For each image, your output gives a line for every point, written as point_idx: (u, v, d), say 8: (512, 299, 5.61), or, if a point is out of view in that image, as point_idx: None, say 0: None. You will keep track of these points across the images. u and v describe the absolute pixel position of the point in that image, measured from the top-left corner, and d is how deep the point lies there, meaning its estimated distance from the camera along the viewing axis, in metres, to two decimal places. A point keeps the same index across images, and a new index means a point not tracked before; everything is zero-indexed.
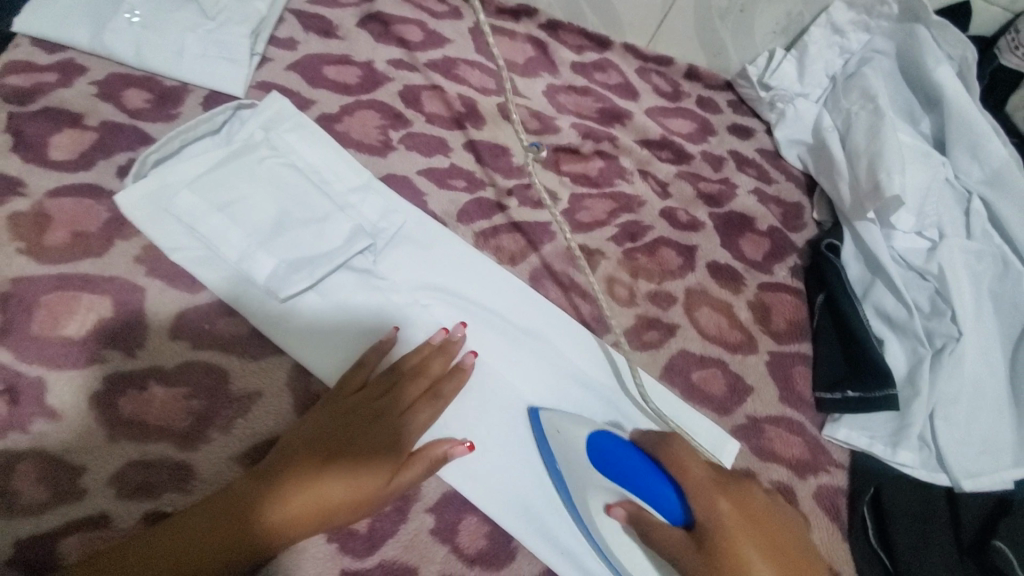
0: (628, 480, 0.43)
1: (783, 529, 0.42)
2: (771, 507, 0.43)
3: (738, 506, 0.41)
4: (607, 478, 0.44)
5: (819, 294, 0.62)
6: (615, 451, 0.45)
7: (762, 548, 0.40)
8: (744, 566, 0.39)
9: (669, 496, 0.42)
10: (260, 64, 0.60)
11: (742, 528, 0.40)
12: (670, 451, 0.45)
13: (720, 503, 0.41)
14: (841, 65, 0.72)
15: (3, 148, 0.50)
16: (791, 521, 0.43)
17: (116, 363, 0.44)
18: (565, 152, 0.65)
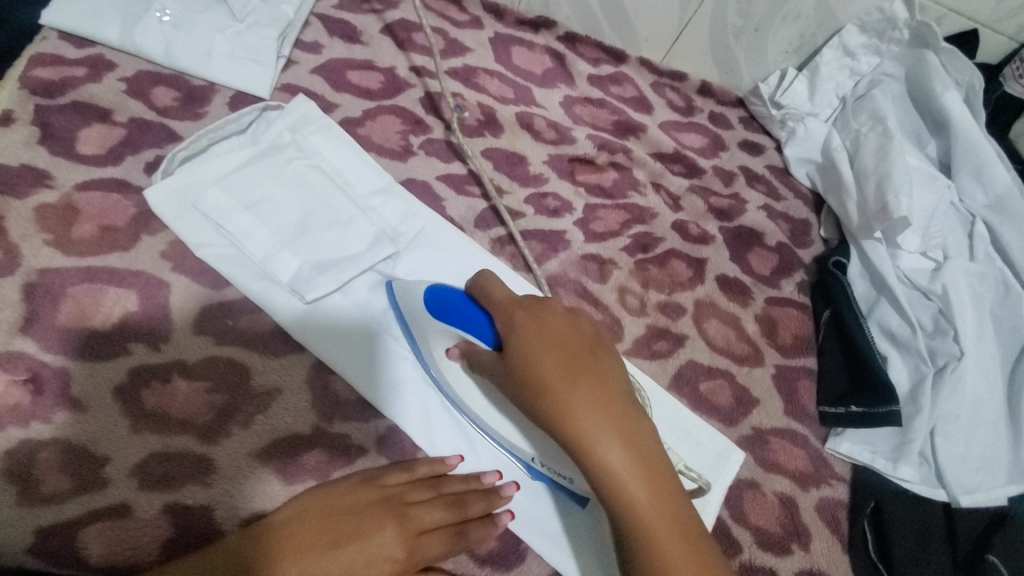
0: (453, 318, 0.45)
1: (580, 333, 0.44)
2: (572, 319, 0.45)
3: (534, 317, 0.44)
4: (438, 322, 0.47)
5: (825, 310, 0.63)
6: (444, 295, 0.46)
7: (552, 349, 0.42)
8: (537, 369, 0.41)
9: (485, 325, 0.45)
10: (285, 66, 0.61)
11: (534, 332, 0.43)
12: (481, 283, 0.47)
13: (519, 316, 0.44)
14: (851, 86, 0.74)
15: (31, 140, 0.50)
16: (595, 331, 0.45)
17: (141, 356, 0.45)
18: (580, 162, 0.66)
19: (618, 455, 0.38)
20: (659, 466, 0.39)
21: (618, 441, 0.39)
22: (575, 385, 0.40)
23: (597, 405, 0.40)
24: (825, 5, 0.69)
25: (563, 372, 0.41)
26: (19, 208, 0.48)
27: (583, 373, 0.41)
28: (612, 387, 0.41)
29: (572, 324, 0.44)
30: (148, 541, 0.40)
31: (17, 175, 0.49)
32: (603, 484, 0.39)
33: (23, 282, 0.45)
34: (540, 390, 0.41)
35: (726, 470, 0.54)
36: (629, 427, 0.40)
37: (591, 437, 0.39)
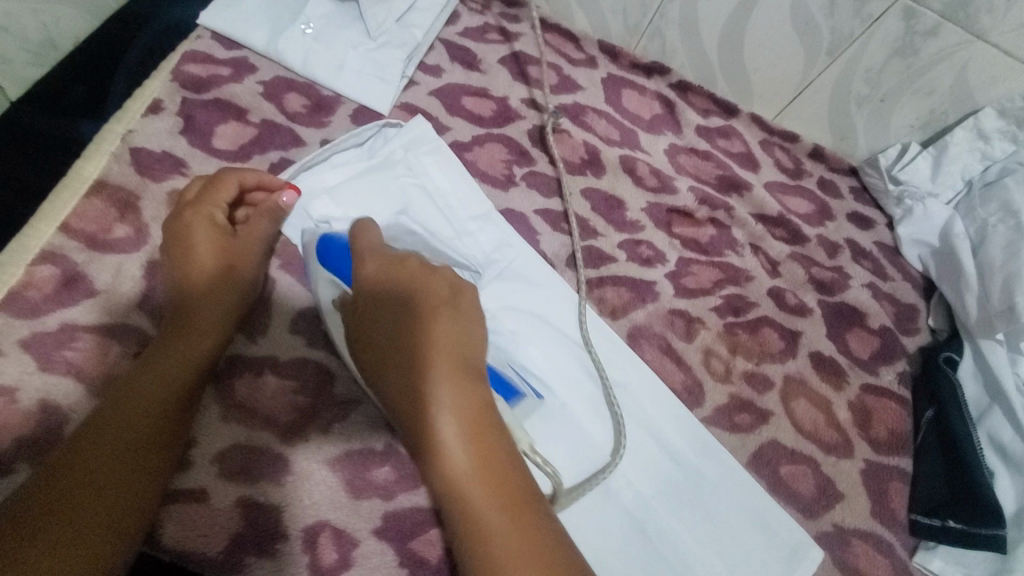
0: (331, 266, 0.49)
1: (432, 290, 0.42)
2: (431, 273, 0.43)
3: (387, 271, 0.44)
4: (324, 269, 0.49)
5: (927, 409, 0.58)
6: (334, 243, 0.49)
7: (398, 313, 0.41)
8: (370, 332, 0.42)
9: (344, 267, 0.48)
10: (406, 86, 0.63)
11: (375, 290, 0.43)
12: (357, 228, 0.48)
13: (367, 268, 0.45)
14: (980, 171, 0.68)
15: (174, 130, 0.54)
16: (455, 292, 0.43)
17: (239, 346, 0.47)
18: (679, 214, 0.65)
19: (450, 428, 0.37)
20: (491, 440, 0.37)
21: (449, 412, 0.37)
22: (408, 345, 0.39)
23: (432, 367, 0.38)
24: (963, 85, 0.65)
25: (401, 338, 0.40)
26: (154, 191, 0.51)
27: (422, 332, 0.40)
28: (457, 350, 0.39)
29: (426, 281, 0.42)
30: (218, 531, 0.41)
31: (157, 160, 0.53)
32: (430, 460, 0.37)
33: (146, 261, 0.49)
34: (388, 352, 0.40)
35: (801, 567, 0.49)
36: (464, 397, 0.37)
37: (427, 416, 0.37)
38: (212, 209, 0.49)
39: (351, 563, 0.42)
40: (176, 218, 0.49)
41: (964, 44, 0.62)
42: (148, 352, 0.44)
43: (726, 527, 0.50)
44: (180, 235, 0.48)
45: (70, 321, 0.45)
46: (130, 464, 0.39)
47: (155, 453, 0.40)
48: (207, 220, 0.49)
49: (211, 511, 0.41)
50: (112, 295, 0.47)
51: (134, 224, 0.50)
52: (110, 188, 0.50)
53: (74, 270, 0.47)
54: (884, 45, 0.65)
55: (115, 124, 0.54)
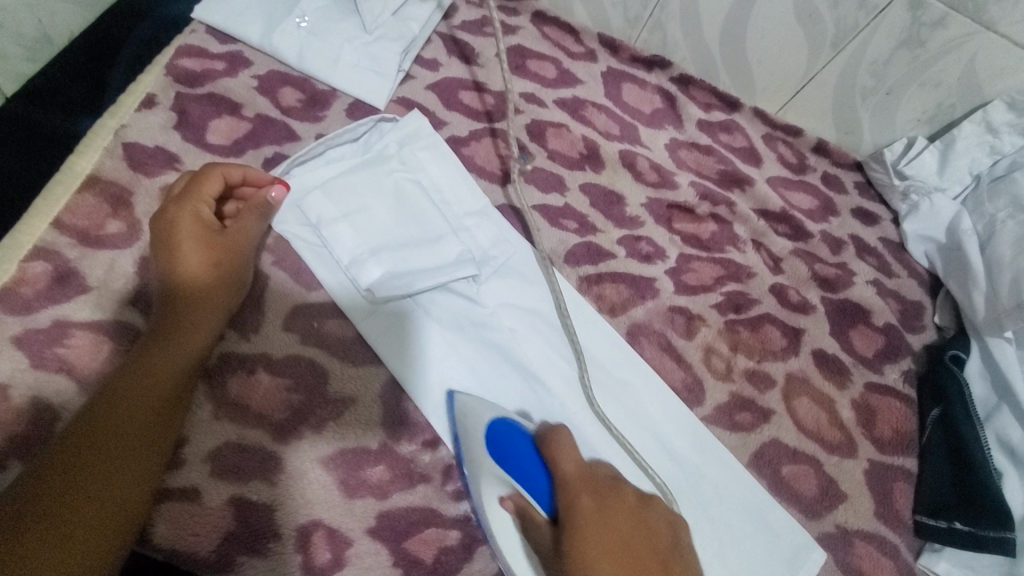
0: (512, 467, 0.44)
1: (653, 539, 0.39)
2: (643, 509, 0.41)
3: (598, 502, 0.40)
4: (497, 466, 0.44)
5: (933, 407, 0.57)
6: (509, 440, 0.45)
7: (615, 554, 0.37)
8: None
9: (539, 481, 0.43)
10: (403, 80, 0.63)
11: (595, 526, 0.39)
12: (552, 442, 0.44)
13: (582, 497, 0.40)
14: (988, 165, 0.66)
15: (168, 125, 0.54)
16: (670, 527, 0.40)
17: (231, 343, 0.47)
18: (679, 210, 0.64)
19: None
20: None
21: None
22: None
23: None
24: (971, 77, 0.63)
25: None
26: (146, 186, 0.51)
27: None
28: None
29: (644, 524, 0.39)
30: (209, 531, 0.40)
31: (151, 155, 0.52)
32: None
33: (138, 257, 0.48)
34: None
35: (804, 568, 0.49)
36: None
37: None
38: (197, 205, 0.48)
39: (345, 562, 0.41)
40: (162, 216, 0.47)
41: (972, 35, 0.60)
42: (138, 349, 0.43)
43: (728, 529, 0.49)
44: (166, 233, 0.47)
45: (62, 318, 0.44)
46: (119, 463, 0.39)
47: (145, 453, 0.40)
48: (192, 217, 0.47)
49: (204, 513, 0.41)
50: (102, 291, 0.46)
51: (127, 220, 0.49)
52: (104, 183, 0.50)
53: (66, 266, 0.46)
54: (890, 37, 0.63)
55: (109, 118, 0.53)
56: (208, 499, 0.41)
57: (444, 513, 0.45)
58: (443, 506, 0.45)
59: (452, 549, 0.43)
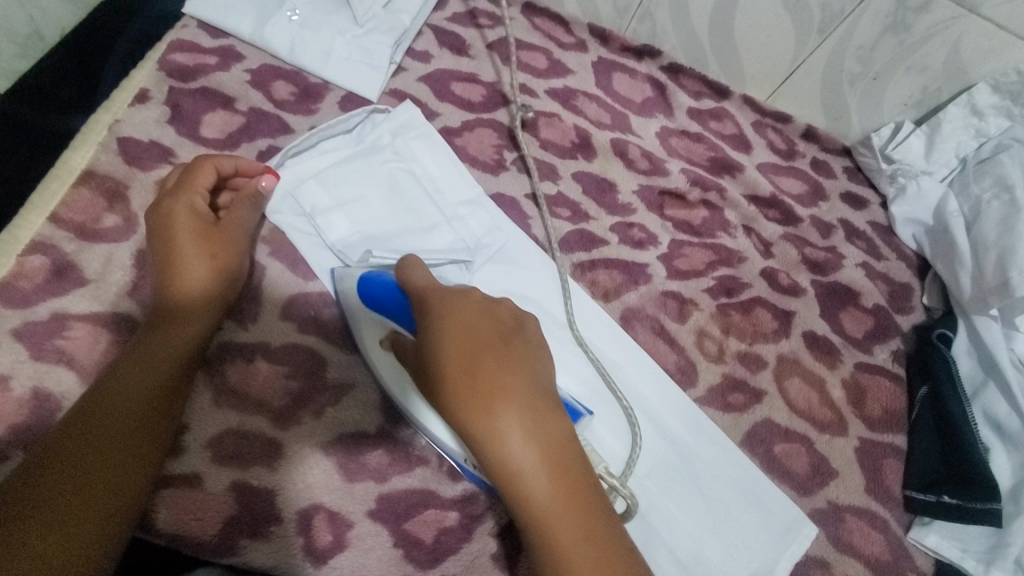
0: (376, 304, 0.47)
1: (497, 320, 0.41)
2: (491, 304, 0.42)
3: (447, 300, 0.42)
4: (369, 309, 0.48)
5: (921, 385, 0.58)
6: (376, 285, 0.47)
7: (460, 335, 0.39)
8: (442, 362, 0.38)
9: (406, 313, 0.45)
10: (395, 72, 0.63)
11: (446, 319, 0.40)
12: (403, 267, 0.46)
13: (434, 302, 0.42)
14: (974, 148, 0.67)
15: (162, 120, 0.54)
16: (515, 318, 0.42)
17: (230, 333, 0.47)
18: (670, 196, 0.65)
19: (523, 445, 0.36)
20: (568, 457, 0.37)
21: (528, 441, 0.36)
22: (468, 364, 0.38)
23: (508, 398, 0.37)
24: (956, 61, 0.64)
25: (464, 362, 0.38)
26: (142, 180, 0.51)
27: (521, 366, 0.39)
28: (534, 381, 0.38)
29: (486, 312, 0.41)
30: (212, 515, 0.41)
31: (145, 149, 0.53)
32: (509, 492, 0.36)
33: (135, 250, 0.49)
34: (479, 378, 0.37)
35: (797, 544, 0.50)
36: (538, 422, 0.37)
37: (498, 436, 0.36)
38: (191, 197, 0.48)
39: (346, 544, 0.42)
40: (157, 209, 0.48)
41: (956, 19, 0.61)
42: (138, 338, 0.44)
43: (722, 506, 0.50)
44: (162, 225, 0.47)
45: (61, 311, 0.45)
46: (122, 451, 0.39)
47: (148, 439, 0.40)
48: (187, 208, 0.48)
49: (205, 497, 0.41)
50: (101, 284, 0.47)
51: (123, 213, 0.50)
52: (99, 178, 0.50)
53: (64, 260, 0.47)
54: (876, 22, 0.64)
55: (102, 114, 0.54)
56: (209, 483, 0.42)
57: (443, 494, 0.45)
58: (441, 488, 0.46)
59: (451, 529, 0.44)
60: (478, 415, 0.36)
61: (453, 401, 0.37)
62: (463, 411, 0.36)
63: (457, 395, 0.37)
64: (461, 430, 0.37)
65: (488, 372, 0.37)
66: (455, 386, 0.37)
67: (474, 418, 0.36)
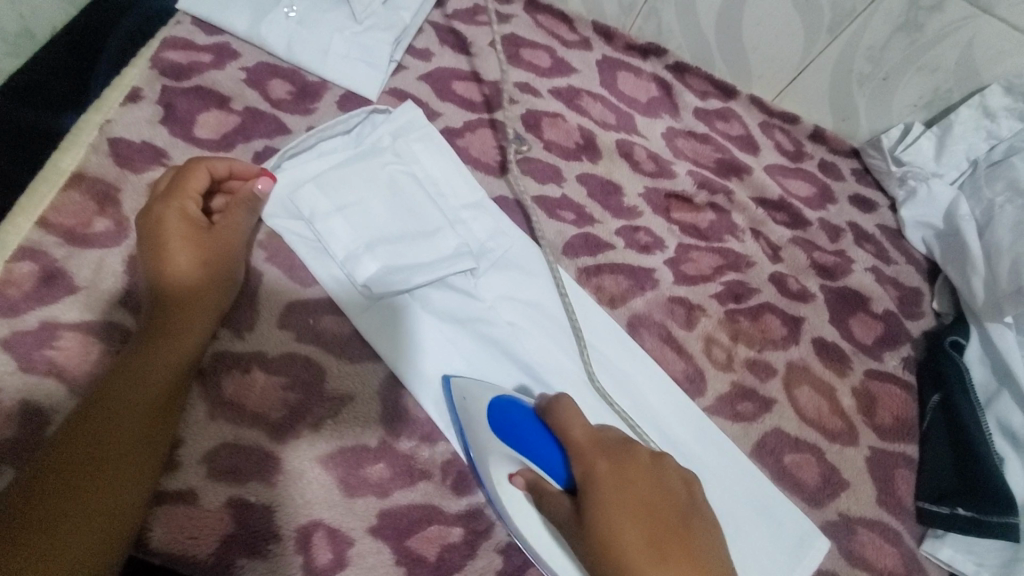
0: (523, 445, 0.43)
1: (671, 492, 0.38)
2: (660, 465, 0.39)
3: (614, 465, 0.39)
4: (502, 443, 0.44)
5: (933, 394, 0.57)
6: (514, 417, 0.44)
7: (634, 513, 0.36)
8: (614, 543, 0.36)
9: (553, 458, 0.42)
10: (395, 70, 0.62)
11: (615, 491, 0.37)
12: (558, 409, 0.42)
13: (598, 463, 0.39)
14: (985, 150, 0.66)
15: (154, 119, 0.52)
16: (687, 485, 0.39)
17: (224, 342, 0.46)
18: (677, 199, 0.63)
19: None
20: None
21: None
22: (653, 552, 0.35)
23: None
24: (969, 61, 0.63)
25: (651, 551, 0.35)
26: (134, 183, 0.50)
27: (695, 548, 0.36)
28: (715, 566, 0.36)
29: (661, 484, 0.38)
30: (208, 534, 0.39)
31: (137, 151, 0.51)
32: None
33: (127, 255, 0.47)
34: (666, 575, 0.34)
35: (808, 556, 0.48)
36: None
37: None
38: (184, 201, 0.47)
39: (347, 563, 0.41)
40: (148, 214, 0.46)
41: (969, 18, 0.60)
42: (129, 350, 0.42)
43: (731, 518, 0.49)
44: (153, 231, 0.46)
45: (50, 320, 0.43)
46: (113, 470, 0.38)
47: (140, 457, 0.39)
48: (179, 214, 0.46)
49: (201, 516, 0.40)
50: (91, 292, 0.45)
51: (114, 217, 0.48)
52: (89, 180, 0.49)
53: (53, 266, 0.45)
54: (887, 22, 0.63)
55: (93, 113, 0.52)
56: (204, 501, 0.40)
57: (447, 509, 0.44)
58: (445, 503, 0.44)
59: (455, 546, 0.43)
60: None
61: None
62: None
63: None
64: None
65: (653, 556, 0.35)
66: (638, 571, 0.35)
67: None
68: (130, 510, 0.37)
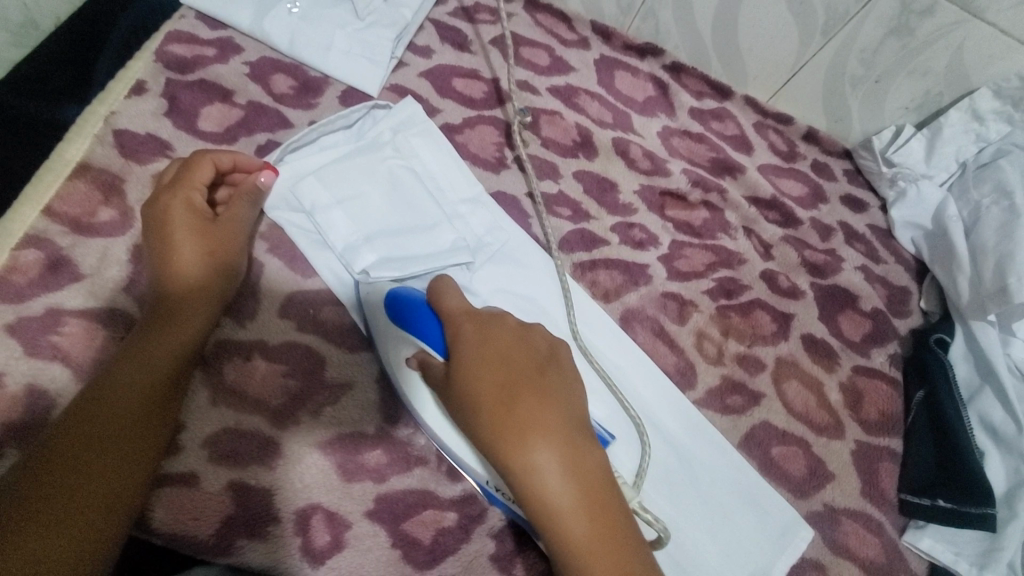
0: (411, 324, 0.46)
1: (529, 348, 0.43)
2: (523, 330, 0.45)
3: (479, 328, 0.44)
4: (400, 329, 0.47)
5: (918, 389, 0.58)
6: (406, 301, 0.47)
7: (488, 356, 0.42)
8: (475, 384, 0.40)
9: (434, 330, 0.46)
10: (396, 67, 0.63)
11: (479, 346, 0.42)
12: (435, 290, 0.48)
13: (464, 326, 0.44)
14: (974, 153, 0.67)
15: (158, 112, 0.53)
16: (548, 345, 0.45)
17: (227, 330, 0.47)
18: (672, 197, 0.64)
19: (552, 461, 0.38)
20: (598, 478, 0.39)
21: (560, 465, 0.38)
22: (499, 383, 0.40)
23: (543, 428, 0.39)
24: (959, 65, 0.64)
25: (501, 386, 0.40)
26: (138, 174, 0.51)
27: (549, 390, 0.41)
28: (565, 406, 0.41)
29: (521, 341, 0.43)
30: (209, 515, 0.41)
31: (142, 143, 0.52)
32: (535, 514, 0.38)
33: (131, 244, 0.48)
34: (509, 400, 0.40)
35: (793, 545, 0.50)
36: (573, 446, 0.39)
37: (534, 459, 0.38)
38: (189, 192, 0.48)
39: (343, 545, 0.42)
40: (154, 204, 0.47)
41: (960, 23, 0.61)
42: (133, 336, 0.43)
43: (720, 508, 0.50)
44: (159, 221, 0.47)
45: (56, 306, 0.44)
46: (117, 452, 0.39)
47: (143, 439, 0.40)
48: (184, 204, 0.47)
49: (202, 497, 0.41)
50: (96, 280, 0.46)
51: (119, 207, 0.49)
52: (94, 171, 0.49)
53: (59, 254, 0.46)
54: (880, 25, 0.64)
55: (98, 105, 0.53)
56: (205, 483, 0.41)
57: (442, 495, 0.45)
58: (440, 488, 0.45)
59: (450, 530, 0.44)
60: (513, 432, 0.39)
61: (483, 421, 0.39)
62: (498, 424, 0.39)
63: (492, 415, 0.39)
64: (485, 442, 0.39)
65: (509, 389, 0.40)
66: (484, 396, 0.40)
67: (508, 436, 0.38)
68: (133, 490, 0.39)
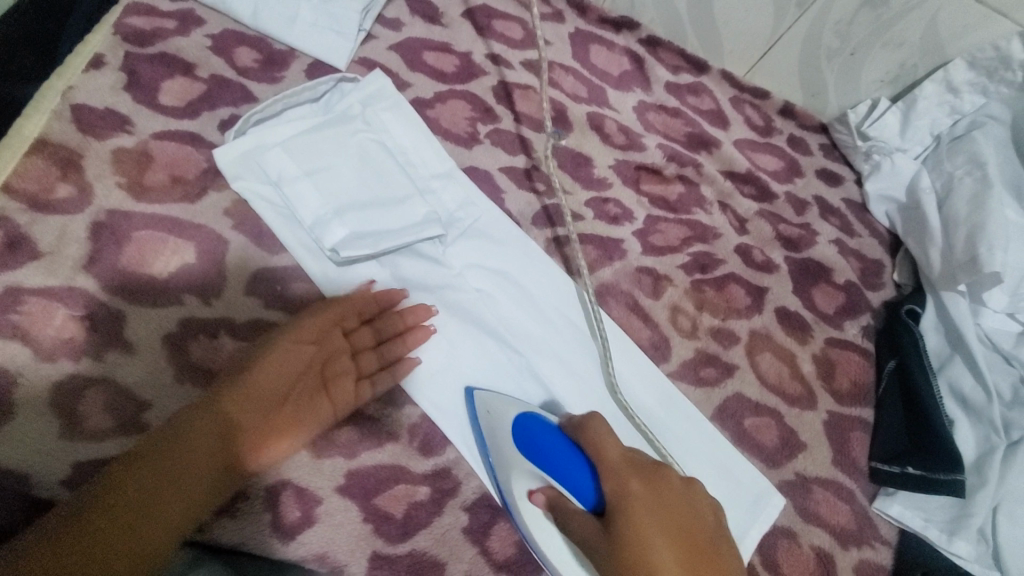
0: (545, 462, 0.42)
1: (697, 516, 0.38)
2: (688, 486, 0.40)
3: (648, 483, 0.39)
4: (528, 461, 0.43)
5: (889, 360, 0.59)
6: (535, 430, 0.44)
7: (664, 523, 0.37)
8: (648, 557, 0.35)
9: (582, 476, 0.41)
10: (364, 40, 0.61)
11: (647, 508, 0.37)
12: (587, 428, 0.42)
13: (632, 481, 0.39)
14: (949, 125, 0.67)
15: (118, 86, 0.52)
16: (712, 510, 0.40)
17: (193, 309, 0.46)
18: (647, 171, 0.64)
19: None
20: None
21: None
22: (678, 559, 0.36)
23: None
24: (933, 36, 0.64)
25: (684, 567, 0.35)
26: (97, 149, 0.49)
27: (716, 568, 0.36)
28: None
29: (691, 503, 0.39)
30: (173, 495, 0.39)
31: (100, 118, 0.50)
32: None
33: (91, 221, 0.46)
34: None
35: (765, 512, 0.50)
36: None
37: None
38: None
39: (314, 520, 0.41)
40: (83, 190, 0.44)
41: None
42: None
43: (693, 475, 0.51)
44: None
45: (14, 285, 0.43)
46: None
47: None
48: None
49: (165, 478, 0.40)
50: (55, 257, 0.45)
51: (77, 183, 0.48)
52: (51, 146, 0.48)
53: (15, 232, 0.45)
54: None
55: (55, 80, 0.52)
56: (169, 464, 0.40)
57: (413, 469, 0.45)
58: (411, 463, 0.45)
59: (422, 504, 0.44)
60: None
61: None
62: None
63: None
64: None
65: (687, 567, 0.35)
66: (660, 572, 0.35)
67: None
68: None
